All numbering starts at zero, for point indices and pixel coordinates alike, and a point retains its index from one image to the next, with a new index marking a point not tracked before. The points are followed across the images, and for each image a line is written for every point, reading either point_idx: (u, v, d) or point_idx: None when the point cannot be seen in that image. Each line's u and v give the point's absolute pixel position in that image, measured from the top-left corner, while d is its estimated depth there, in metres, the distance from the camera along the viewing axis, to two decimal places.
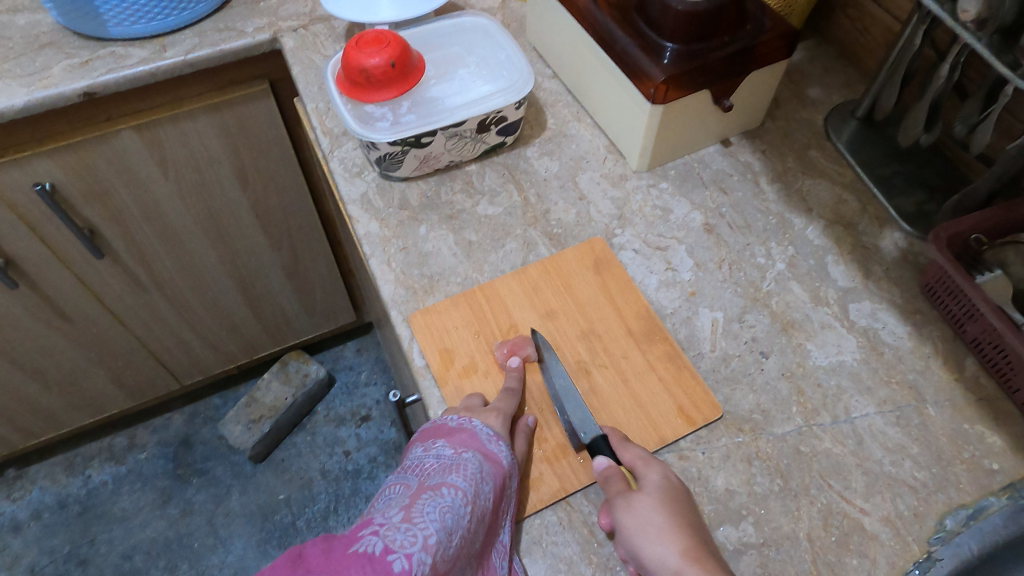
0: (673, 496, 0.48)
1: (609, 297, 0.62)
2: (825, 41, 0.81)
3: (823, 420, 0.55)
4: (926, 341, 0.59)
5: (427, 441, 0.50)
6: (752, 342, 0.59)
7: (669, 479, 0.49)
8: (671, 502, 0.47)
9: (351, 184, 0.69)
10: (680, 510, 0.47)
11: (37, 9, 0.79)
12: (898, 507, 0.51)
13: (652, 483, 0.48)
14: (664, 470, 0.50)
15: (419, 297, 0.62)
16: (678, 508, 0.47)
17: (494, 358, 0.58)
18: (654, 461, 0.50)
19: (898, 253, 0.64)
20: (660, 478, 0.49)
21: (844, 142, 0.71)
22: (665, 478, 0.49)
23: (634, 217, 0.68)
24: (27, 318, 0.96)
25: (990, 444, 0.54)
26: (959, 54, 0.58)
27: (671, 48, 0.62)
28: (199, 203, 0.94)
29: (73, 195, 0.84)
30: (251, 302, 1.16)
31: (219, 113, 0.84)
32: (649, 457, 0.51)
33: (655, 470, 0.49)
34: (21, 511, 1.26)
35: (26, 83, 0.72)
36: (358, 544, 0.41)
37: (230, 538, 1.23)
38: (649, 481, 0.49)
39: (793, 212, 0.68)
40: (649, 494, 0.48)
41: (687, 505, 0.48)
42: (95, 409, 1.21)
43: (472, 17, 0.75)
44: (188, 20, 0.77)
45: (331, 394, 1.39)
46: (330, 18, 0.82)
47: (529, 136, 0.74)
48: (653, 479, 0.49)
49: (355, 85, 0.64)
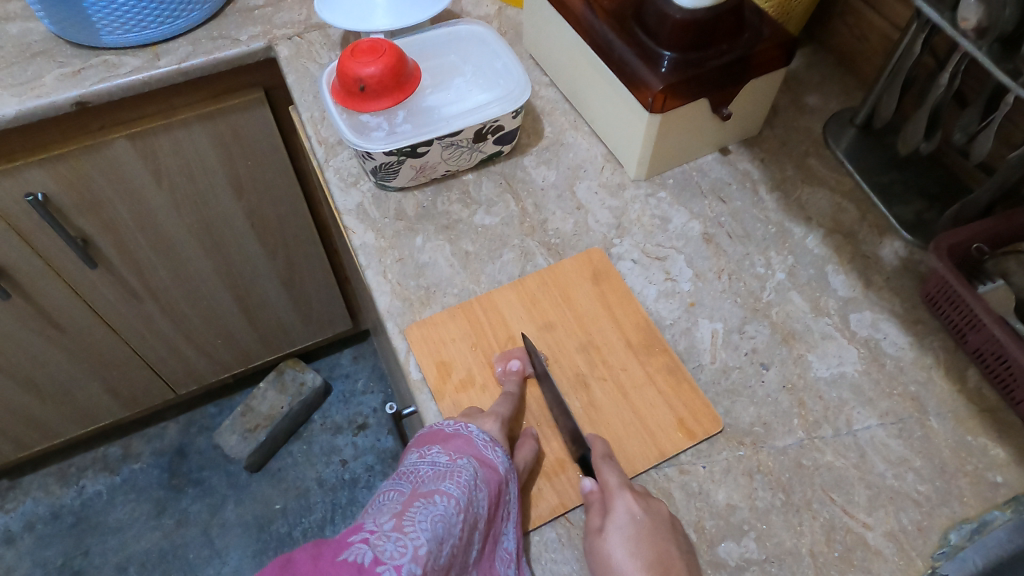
0: (640, 530, 0.47)
1: (607, 308, 0.61)
2: (823, 49, 0.80)
3: (825, 433, 0.54)
4: (928, 352, 0.58)
5: (423, 447, 0.49)
6: (752, 354, 0.59)
7: (635, 513, 0.47)
8: (635, 541, 0.46)
9: (347, 194, 0.68)
10: (645, 549, 0.46)
11: (29, 18, 0.78)
12: (902, 521, 0.51)
13: (618, 521, 0.47)
14: (631, 504, 0.48)
15: (416, 308, 0.61)
16: (641, 546, 0.46)
17: (492, 371, 0.57)
18: (621, 493, 0.48)
19: (899, 262, 0.64)
20: (625, 515, 0.47)
21: (843, 150, 0.71)
22: (630, 513, 0.47)
23: (633, 226, 0.67)
24: (19, 329, 0.95)
25: (993, 456, 0.53)
26: (960, 62, 0.58)
27: (669, 57, 0.61)
28: (193, 212, 0.93)
29: (65, 205, 0.83)
30: (247, 311, 1.15)
31: (212, 122, 0.83)
32: (617, 488, 0.49)
33: (621, 505, 0.48)
34: (14, 523, 1.24)
35: (17, 92, 0.71)
36: (347, 553, 0.40)
37: (226, 549, 1.22)
38: (613, 519, 0.47)
39: (793, 221, 0.67)
40: (612, 534, 0.47)
41: (658, 536, 0.47)
42: (89, 419, 1.20)
43: (468, 25, 0.74)
44: (182, 28, 0.76)
45: (328, 402, 1.38)
46: (325, 26, 0.81)
47: (526, 145, 0.73)
48: (620, 510, 0.48)
49: (350, 94, 0.63)
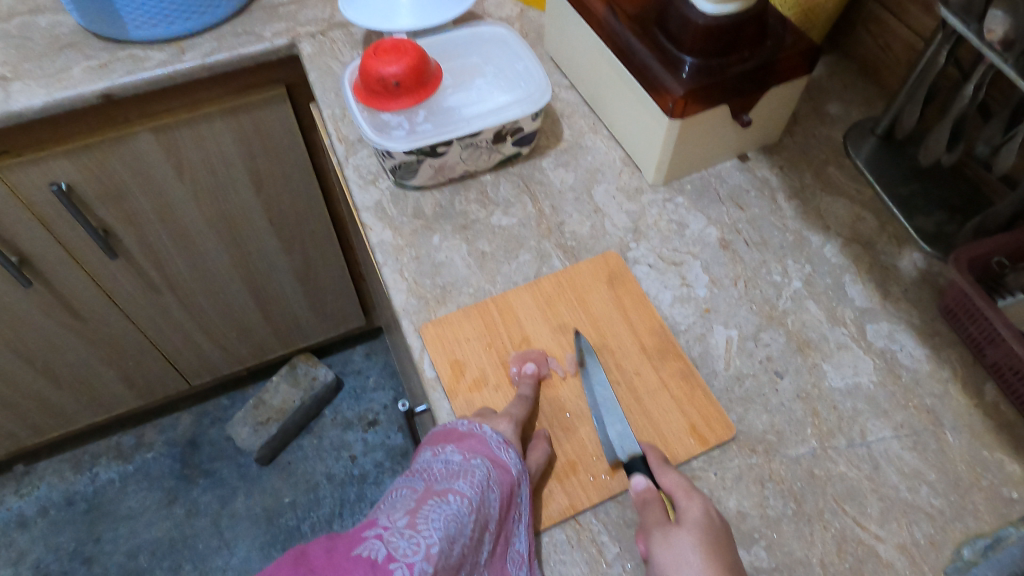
0: (715, 531, 0.46)
1: (622, 311, 0.61)
2: (845, 57, 0.80)
3: (838, 443, 0.54)
4: (945, 365, 0.58)
5: (436, 445, 0.49)
6: (767, 361, 0.59)
7: (711, 516, 0.47)
8: (710, 540, 0.45)
9: (366, 192, 0.69)
10: (720, 550, 0.45)
11: (58, 11, 0.79)
12: (915, 534, 0.50)
13: (693, 518, 0.46)
14: (706, 506, 0.47)
15: (431, 307, 0.62)
16: (716, 547, 0.45)
17: (506, 371, 0.58)
18: (696, 496, 0.48)
19: (918, 274, 0.63)
20: (701, 513, 0.47)
21: (863, 160, 0.71)
22: (706, 514, 0.47)
23: (650, 231, 0.67)
24: (39, 317, 0.96)
25: (1009, 472, 0.52)
26: (984, 75, 0.58)
27: (690, 62, 0.61)
28: (213, 206, 0.94)
29: (89, 196, 0.85)
30: (261, 304, 1.16)
31: (235, 117, 0.84)
32: (690, 491, 0.48)
33: (697, 505, 0.47)
34: (28, 507, 1.26)
35: (45, 84, 0.72)
36: (361, 548, 0.40)
37: (235, 540, 1.23)
38: (690, 516, 0.46)
39: (811, 229, 0.67)
40: (687, 530, 0.45)
41: (728, 543, 0.46)
42: (104, 407, 1.22)
43: (490, 26, 0.74)
44: (207, 24, 0.78)
45: (339, 398, 1.39)
46: (348, 24, 0.82)
47: (545, 147, 0.73)
48: (695, 509, 0.47)
49: (372, 92, 0.64)
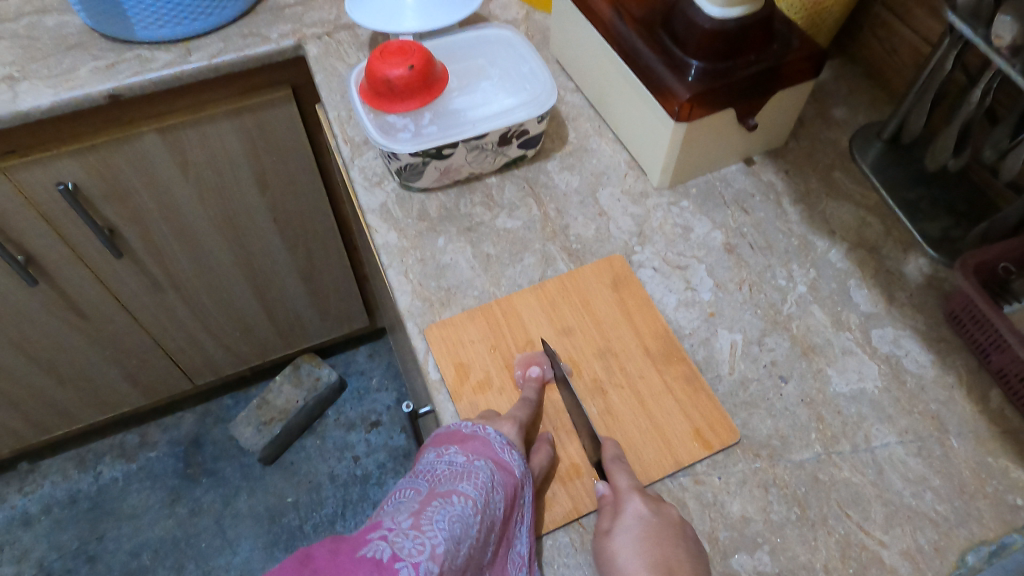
0: (645, 530, 0.46)
1: (626, 314, 0.61)
2: (850, 61, 0.80)
3: (843, 449, 0.54)
4: (951, 370, 0.58)
5: (440, 447, 0.49)
6: (771, 366, 0.59)
7: (643, 515, 0.47)
8: (639, 541, 0.46)
9: (371, 194, 0.69)
10: (650, 549, 0.45)
11: (65, 11, 0.80)
12: (919, 540, 0.50)
13: (623, 522, 0.47)
14: (639, 506, 0.48)
15: (436, 309, 0.62)
16: (646, 547, 0.45)
17: (510, 374, 0.58)
18: (629, 495, 0.48)
19: (923, 279, 0.63)
20: (632, 515, 0.47)
21: (868, 164, 0.71)
22: (637, 515, 0.47)
23: (655, 234, 0.67)
24: (45, 315, 0.97)
25: (1014, 478, 0.52)
26: (992, 79, 0.58)
27: (696, 66, 0.61)
28: (218, 206, 0.94)
29: (94, 195, 0.85)
30: (266, 304, 1.17)
31: (241, 118, 0.84)
32: (626, 491, 0.49)
33: (629, 507, 0.48)
34: (31, 505, 1.27)
35: (53, 84, 0.73)
36: (366, 549, 0.40)
37: (237, 539, 1.24)
38: (621, 521, 0.47)
39: (816, 234, 0.67)
40: (617, 535, 0.46)
41: (664, 539, 0.46)
42: (108, 406, 1.22)
43: (496, 29, 0.75)
44: (214, 24, 0.78)
45: (342, 398, 1.39)
46: (354, 26, 0.82)
47: (550, 150, 0.73)
48: (627, 512, 0.47)
49: (378, 95, 0.64)
